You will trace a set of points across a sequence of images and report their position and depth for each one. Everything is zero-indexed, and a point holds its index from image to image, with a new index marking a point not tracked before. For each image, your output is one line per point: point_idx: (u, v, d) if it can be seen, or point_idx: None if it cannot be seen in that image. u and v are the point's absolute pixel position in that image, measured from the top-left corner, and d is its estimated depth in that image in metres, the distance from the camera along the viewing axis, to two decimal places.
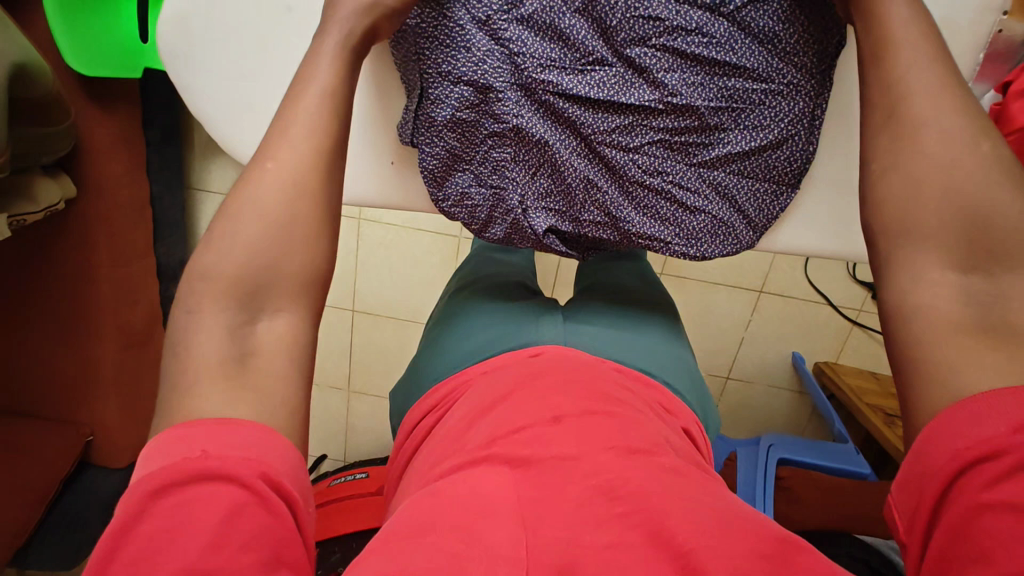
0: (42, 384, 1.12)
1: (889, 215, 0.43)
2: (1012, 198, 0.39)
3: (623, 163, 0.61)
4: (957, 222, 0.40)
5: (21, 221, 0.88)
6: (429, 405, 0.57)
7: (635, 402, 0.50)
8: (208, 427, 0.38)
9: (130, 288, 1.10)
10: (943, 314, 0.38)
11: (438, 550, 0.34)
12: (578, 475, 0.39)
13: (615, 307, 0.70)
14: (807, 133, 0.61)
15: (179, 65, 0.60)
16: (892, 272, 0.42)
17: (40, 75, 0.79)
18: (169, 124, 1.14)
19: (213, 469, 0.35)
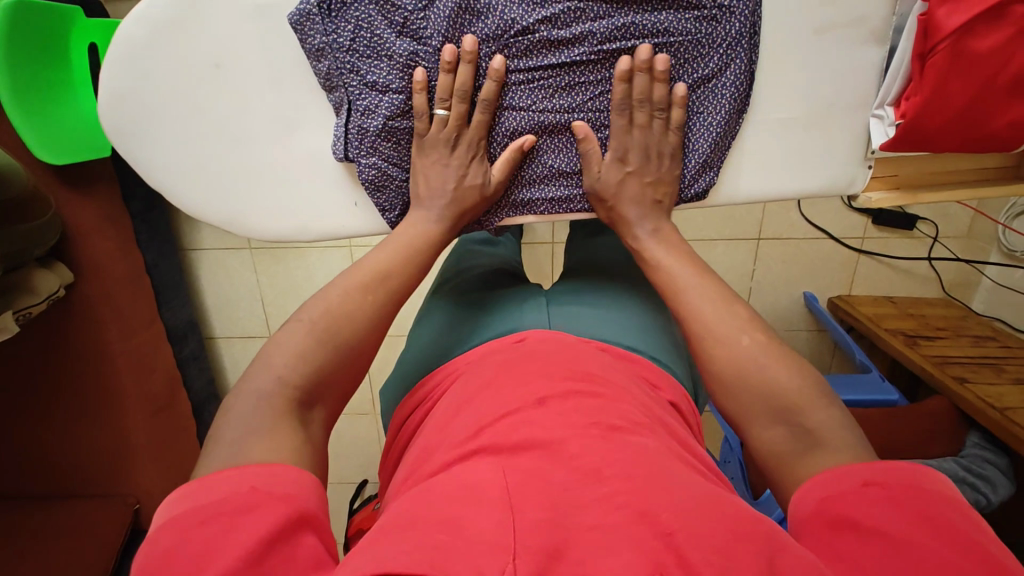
0: (82, 465, 1.16)
1: (696, 331, 0.50)
2: (739, 315, 0.50)
3: (566, 125, 0.59)
4: (741, 325, 0.49)
5: (28, 314, 0.91)
6: (417, 401, 0.57)
7: (619, 378, 0.49)
8: (256, 472, 0.39)
9: (145, 357, 1.14)
10: (765, 384, 0.46)
11: (418, 547, 0.33)
12: (562, 460, 0.38)
13: (597, 286, 0.70)
14: (748, 54, 0.58)
15: (128, 142, 0.62)
16: (713, 357, 0.49)
17: (16, 175, 0.83)
18: (149, 193, 1.17)
19: (260, 503, 0.37)
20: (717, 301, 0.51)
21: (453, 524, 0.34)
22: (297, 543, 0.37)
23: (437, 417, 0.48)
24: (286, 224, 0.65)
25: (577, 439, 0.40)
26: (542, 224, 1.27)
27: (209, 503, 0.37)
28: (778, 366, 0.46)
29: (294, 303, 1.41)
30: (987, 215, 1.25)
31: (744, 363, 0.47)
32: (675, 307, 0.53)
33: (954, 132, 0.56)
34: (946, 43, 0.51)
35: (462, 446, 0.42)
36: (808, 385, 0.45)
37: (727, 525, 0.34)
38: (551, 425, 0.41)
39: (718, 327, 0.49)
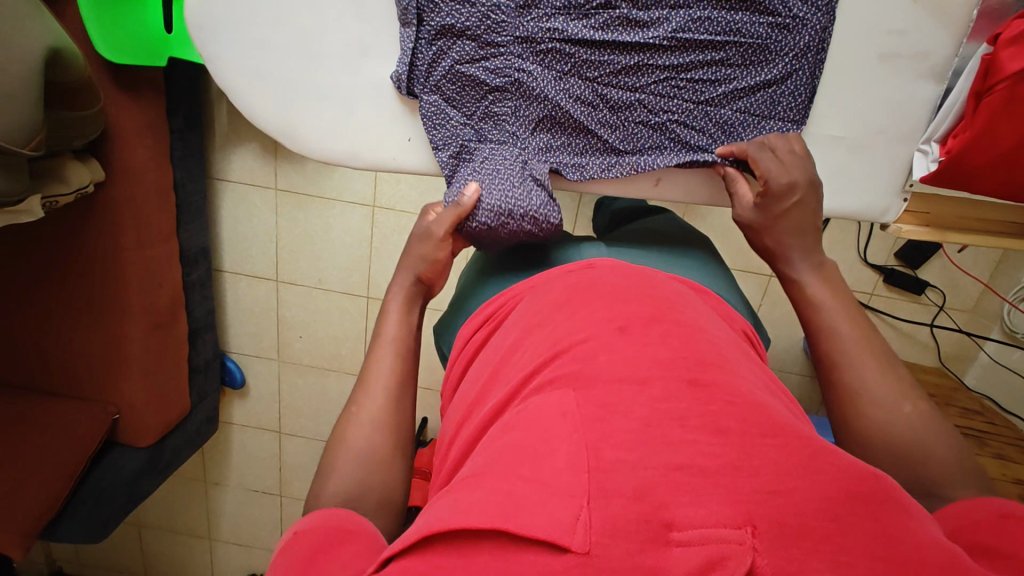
0: (74, 365, 1.16)
1: (852, 377, 0.52)
2: (899, 372, 0.52)
3: (627, 103, 0.63)
4: (902, 384, 0.51)
5: (53, 203, 0.92)
6: (484, 317, 0.63)
7: (692, 307, 0.53)
8: (307, 516, 0.47)
9: (156, 272, 1.15)
10: (924, 452, 0.49)
11: (497, 492, 0.38)
12: (647, 399, 0.41)
13: (654, 242, 0.76)
14: (812, 69, 0.61)
15: (205, 40, 0.63)
16: (866, 413, 0.51)
17: (74, 61, 0.84)
18: (190, 113, 1.18)
19: (307, 533, 0.44)
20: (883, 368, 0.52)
21: (530, 469, 0.39)
22: (339, 548, 0.43)
23: (497, 350, 0.56)
24: (341, 146, 0.67)
25: (664, 381, 0.42)
26: (565, 216, 1.29)
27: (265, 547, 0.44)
28: (932, 439, 0.49)
29: (307, 251, 1.42)
30: (996, 292, 1.27)
31: (903, 437, 0.49)
32: (835, 362, 0.53)
33: (992, 176, 0.59)
34: (1005, 84, 0.54)
35: (538, 370, 0.47)
36: (963, 467, 0.48)
37: (830, 480, 0.36)
38: (627, 352, 0.45)
39: (878, 389, 0.51)
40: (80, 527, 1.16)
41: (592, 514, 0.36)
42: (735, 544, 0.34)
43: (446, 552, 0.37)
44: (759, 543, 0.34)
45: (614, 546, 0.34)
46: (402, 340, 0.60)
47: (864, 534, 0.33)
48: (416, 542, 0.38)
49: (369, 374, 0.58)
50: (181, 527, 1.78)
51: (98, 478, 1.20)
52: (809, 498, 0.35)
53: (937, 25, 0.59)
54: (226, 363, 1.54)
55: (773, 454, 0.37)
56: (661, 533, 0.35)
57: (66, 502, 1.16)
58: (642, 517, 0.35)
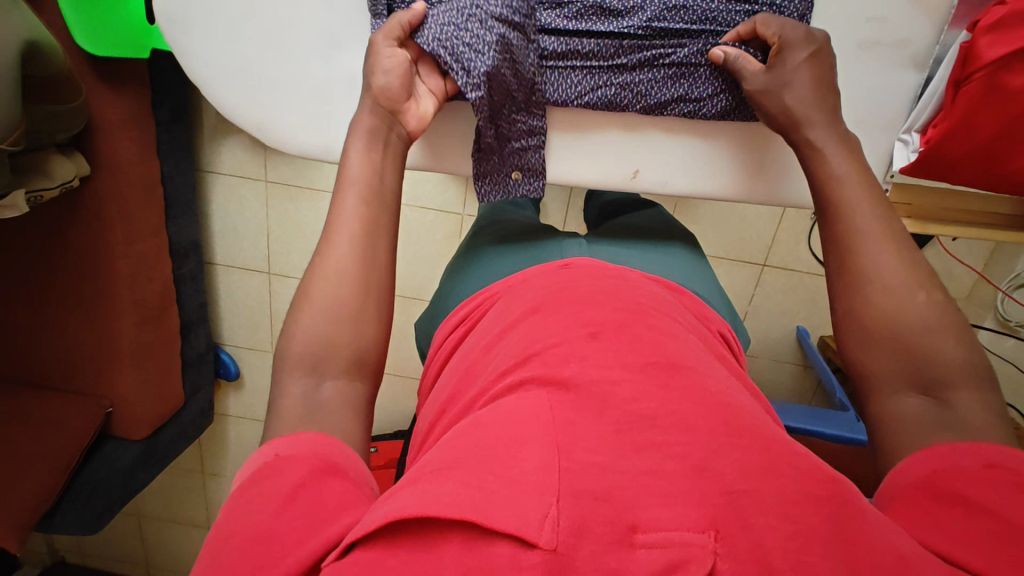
0: (66, 360, 1.17)
1: (860, 264, 0.51)
2: (912, 266, 0.50)
3: (603, 84, 0.66)
4: (916, 277, 0.50)
5: (39, 198, 0.92)
6: (458, 319, 0.64)
7: (664, 308, 0.54)
8: (290, 438, 0.46)
9: (146, 266, 1.15)
10: (934, 354, 0.47)
11: (465, 486, 0.36)
12: (616, 402, 0.41)
13: (634, 236, 0.77)
14: None
15: (175, 33, 0.63)
16: (870, 304, 0.50)
17: (54, 56, 0.83)
18: (177, 106, 1.17)
19: (286, 463, 0.43)
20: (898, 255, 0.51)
21: (502, 466, 0.38)
22: (319, 488, 0.42)
23: (475, 347, 0.55)
24: (317, 141, 0.66)
25: (631, 383, 0.43)
26: (556, 208, 1.29)
27: (248, 474, 0.44)
28: (942, 331, 0.48)
29: (298, 244, 1.42)
30: (990, 281, 1.26)
31: (911, 323, 0.48)
32: (849, 246, 0.52)
33: (970, 164, 0.60)
34: (982, 74, 0.54)
35: (509, 373, 0.47)
36: (973, 367, 0.46)
37: (788, 482, 0.36)
38: (599, 357, 0.45)
39: (891, 278, 0.50)
40: (75, 520, 1.17)
41: (560, 513, 0.35)
42: (697, 547, 0.33)
43: (412, 549, 0.35)
44: (720, 547, 0.33)
45: (580, 546, 0.34)
46: (368, 182, 0.56)
47: (823, 537, 0.34)
48: (379, 526, 0.37)
49: (334, 223, 0.55)
50: (181, 517, 1.80)
51: (93, 471, 1.21)
52: (769, 498, 0.35)
53: (920, 14, 0.58)
54: (220, 356, 1.55)
55: (739, 457, 0.38)
56: (624, 536, 0.34)
57: (62, 495, 1.17)
58: (608, 518, 0.35)
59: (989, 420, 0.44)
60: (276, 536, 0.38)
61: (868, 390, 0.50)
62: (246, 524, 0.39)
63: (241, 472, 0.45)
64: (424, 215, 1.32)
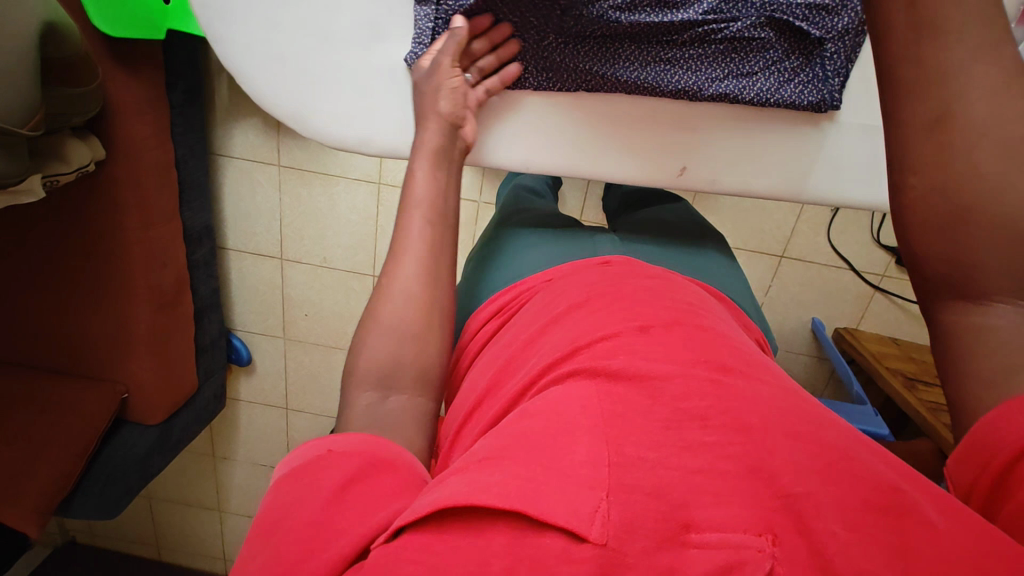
0: (78, 345, 1.16)
1: (954, 169, 0.48)
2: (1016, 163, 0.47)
3: (650, 66, 0.64)
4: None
5: (55, 181, 0.90)
6: (495, 309, 0.62)
7: (707, 309, 0.51)
8: (329, 438, 0.44)
9: (160, 251, 1.13)
10: None
11: (512, 478, 0.34)
12: (667, 398, 0.39)
13: (666, 235, 0.75)
14: (847, 52, 0.62)
15: (210, 17, 0.62)
16: (966, 216, 0.48)
17: (71, 35, 0.80)
18: (191, 87, 1.15)
19: (328, 463, 0.42)
20: (998, 112, 0.47)
21: (550, 458, 0.36)
22: (379, 479, 0.41)
23: (512, 342, 0.53)
24: (353, 131, 0.66)
25: (685, 379, 0.40)
26: (574, 197, 1.27)
27: (297, 464, 0.43)
28: None
29: (311, 229, 1.40)
30: None
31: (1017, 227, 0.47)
32: (946, 107, 0.48)
33: None
34: None
35: (555, 367, 0.45)
36: None
37: (851, 488, 0.33)
38: (649, 352, 0.43)
39: (999, 140, 0.47)
40: (94, 507, 1.19)
41: (612, 506, 0.33)
42: (752, 549, 0.31)
43: (460, 534, 0.34)
44: (778, 551, 0.31)
45: (631, 540, 0.32)
46: (433, 203, 0.58)
47: (880, 537, 0.31)
48: (428, 514, 0.35)
49: (403, 241, 0.56)
50: (190, 500, 1.81)
51: (110, 456, 1.21)
52: (824, 503, 0.32)
53: None
54: (233, 341, 1.54)
55: (795, 452, 0.35)
56: (675, 535, 0.32)
57: (80, 482, 1.18)
58: (658, 516, 0.32)
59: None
60: (336, 524, 0.38)
61: (962, 279, 0.49)
62: (295, 520, 0.38)
63: (279, 466, 0.44)
64: None
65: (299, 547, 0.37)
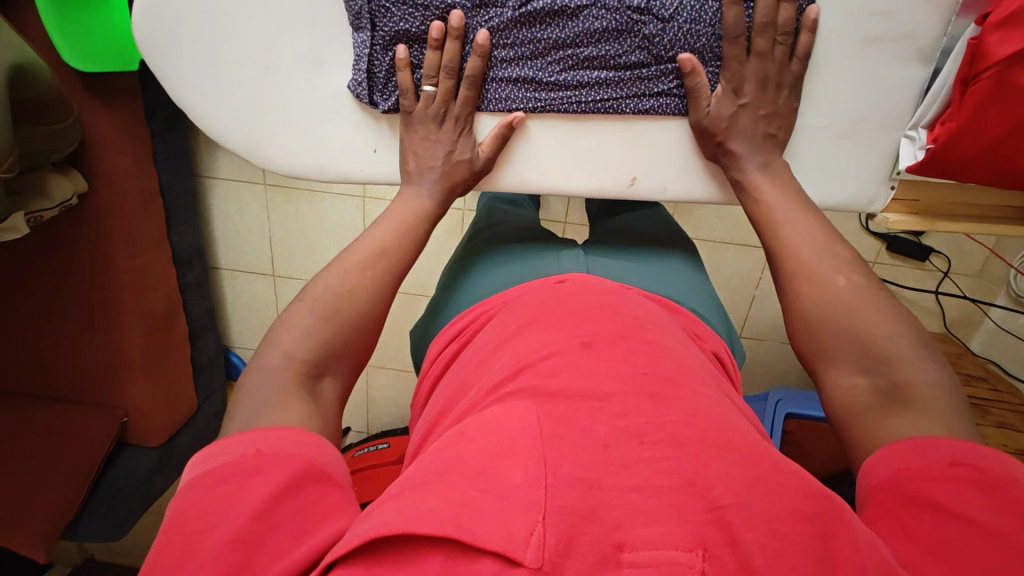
0: (76, 373, 1.18)
1: (793, 262, 0.57)
2: (829, 257, 0.55)
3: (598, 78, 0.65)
4: (842, 264, 0.55)
5: (38, 218, 0.92)
6: (453, 333, 0.62)
7: (657, 322, 0.52)
8: (262, 432, 0.44)
9: (150, 277, 1.15)
10: (883, 331, 0.50)
11: (449, 500, 0.35)
12: (605, 416, 0.39)
13: (634, 245, 0.75)
14: (788, 54, 0.63)
15: (156, 57, 0.64)
16: (802, 305, 0.54)
17: (40, 74, 0.82)
18: (171, 114, 1.16)
19: (257, 469, 0.41)
20: (808, 230, 0.58)
21: (487, 479, 0.36)
22: (306, 493, 0.41)
23: (470, 361, 0.53)
24: (308, 161, 0.69)
25: (622, 396, 0.41)
26: (558, 201, 1.27)
27: (220, 465, 0.41)
28: (874, 308, 0.51)
29: (300, 246, 1.42)
30: (1002, 257, 1.23)
31: (846, 307, 0.52)
32: (781, 251, 0.58)
33: (981, 164, 0.61)
34: (990, 72, 0.56)
35: (501, 385, 0.45)
36: (907, 339, 0.49)
37: (778, 499, 0.35)
38: (591, 367, 0.44)
39: (821, 265, 0.55)
40: (100, 528, 1.20)
41: (548, 529, 0.33)
42: (684, 565, 0.32)
43: (394, 567, 0.33)
44: (707, 566, 0.32)
45: (566, 564, 0.32)
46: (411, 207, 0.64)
47: (808, 555, 0.32)
48: (359, 545, 0.35)
49: (343, 313, 0.55)
50: None
51: (114, 479, 1.23)
52: (752, 519, 0.33)
53: (926, 5, 0.60)
54: (231, 359, 1.56)
55: (729, 468, 0.36)
56: (610, 555, 0.32)
57: (84, 505, 1.20)
58: (595, 537, 0.33)
59: (937, 391, 0.46)
60: (266, 546, 0.37)
61: (822, 382, 0.52)
62: (220, 532, 0.37)
63: (181, 481, 0.42)
64: None
65: (225, 562, 0.36)
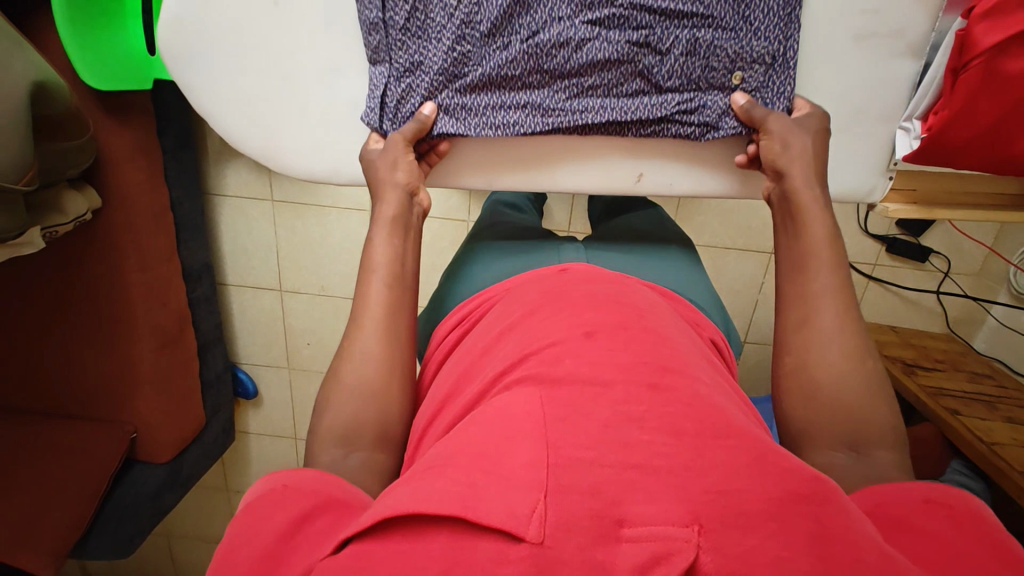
0: (84, 390, 1.19)
1: (816, 320, 0.55)
2: (848, 326, 0.55)
3: (599, 103, 0.67)
4: (862, 342, 0.54)
5: (53, 233, 0.93)
6: (457, 320, 0.63)
7: (658, 313, 0.53)
8: (290, 473, 0.46)
9: (159, 292, 1.16)
10: (876, 421, 0.51)
11: (453, 482, 0.36)
12: (607, 401, 0.40)
13: (631, 241, 0.77)
14: (777, 77, 0.66)
15: (181, 68, 0.68)
16: (809, 363, 0.54)
17: (58, 93, 0.85)
18: (181, 132, 1.19)
19: (284, 498, 0.43)
20: (839, 289, 0.56)
21: (491, 462, 0.37)
22: (330, 520, 0.42)
23: (474, 347, 0.54)
24: (321, 166, 0.72)
25: (623, 384, 0.42)
26: (560, 210, 1.30)
27: (250, 501, 0.43)
28: (877, 399, 0.52)
29: (307, 260, 1.44)
30: (1001, 255, 1.24)
31: (853, 388, 0.52)
32: (807, 308, 0.56)
33: (976, 147, 0.63)
34: (979, 60, 0.58)
35: (506, 371, 0.46)
36: (891, 434, 0.52)
37: (770, 479, 0.35)
38: (593, 355, 0.45)
39: (843, 337, 0.54)
40: (110, 545, 1.20)
41: (549, 508, 0.34)
42: (680, 540, 0.32)
43: (403, 539, 0.35)
44: (704, 541, 0.32)
45: (567, 540, 0.32)
46: (392, 266, 0.60)
47: (803, 534, 0.32)
48: (374, 525, 0.36)
49: (363, 303, 0.58)
50: (208, 535, 1.82)
51: (123, 495, 1.23)
52: (750, 497, 0.34)
53: (913, 3, 0.63)
54: (238, 374, 1.56)
55: (725, 454, 0.37)
56: (610, 531, 0.33)
57: (95, 519, 1.20)
58: (594, 513, 0.33)
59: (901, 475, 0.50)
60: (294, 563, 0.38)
61: (797, 444, 0.54)
62: (246, 555, 0.38)
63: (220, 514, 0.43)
64: (431, 223, 1.33)
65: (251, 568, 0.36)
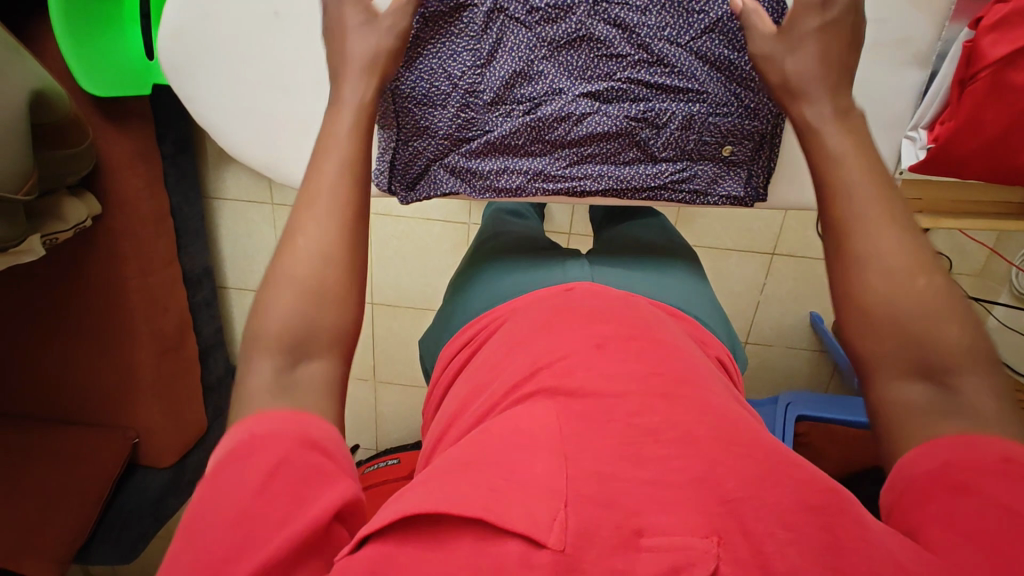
0: (85, 396, 1.19)
1: (861, 242, 0.44)
2: (901, 238, 0.43)
3: (597, 172, 0.69)
4: (927, 254, 0.43)
5: (54, 240, 0.93)
6: (464, 340, 0.63)
7: (668, 327, 0.53)
8: (256, 417, 0.41)
9: (161, 297, 1.16)
10: (966, 365, 0.40)
11: (478, 485, 0.36)
12: (620, 414, 0.40)
13: (637, 256, 0.76)
14: (765, 152, 0.68)
15: (183, 81, 0.68)
16: (862, 319, 0.43)
17: (58, 101, 0.84)
18: (180, 137, 1.18)
19: (254, 451, 0.38)
20: (886, 195, 0.45)
21: (509, 470, 0.37)
22: (303, 474, 0.38)
23: (484, 364, 0.54)
24: None
25: (636, 396, 0.42)
26: (561, 213, 1.29)
27: (221, 454, 0.39)
28: (950, 306, 0.41)
29: None
30: (1003, 256, 1.24)
31: (921, 317, 0.41)
32: (843, 232, 0.45)
33: (986, 154, 0.65)
34: (988, 71, 0.60)
35: (519, 385, 0.46)
36: (978, 347, 0.40)
37: (785, 491, 0.35)
38: (606, 368, 0.44)
39: (895, 254, 0.43)
40: (112, 552, 1.20)
41: (570, 516, 0.34)
42: (700, 551, 0.32)
43: (423, 542, 0.34)
44: (723, 552, 0.32)
45: (588, 548, 0.33)
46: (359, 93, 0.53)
47: (820, 546, 0.32)
48: (392, 523, 0.35)
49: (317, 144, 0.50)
50: None
51: (125, 502, 1.23)
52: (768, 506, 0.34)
53: (919, 12, 0.62)
54: None
55: (742, 464, 0.36)
56: (629, 540, 0.33)
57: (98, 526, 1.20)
58: (611, 524, 0.33)
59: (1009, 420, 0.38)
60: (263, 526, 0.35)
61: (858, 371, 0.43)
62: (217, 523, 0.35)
63: None
64: (431, 226, 1.33)
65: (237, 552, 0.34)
